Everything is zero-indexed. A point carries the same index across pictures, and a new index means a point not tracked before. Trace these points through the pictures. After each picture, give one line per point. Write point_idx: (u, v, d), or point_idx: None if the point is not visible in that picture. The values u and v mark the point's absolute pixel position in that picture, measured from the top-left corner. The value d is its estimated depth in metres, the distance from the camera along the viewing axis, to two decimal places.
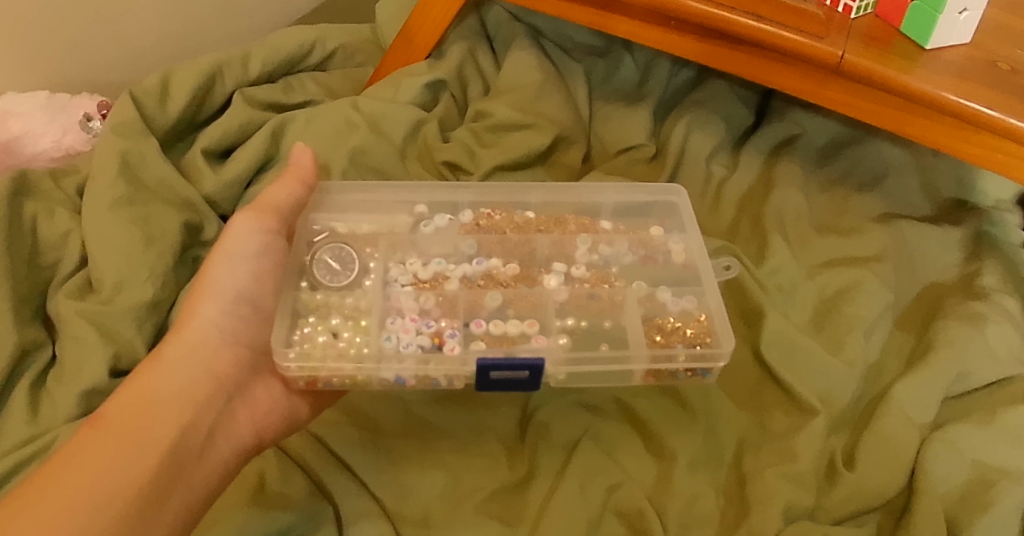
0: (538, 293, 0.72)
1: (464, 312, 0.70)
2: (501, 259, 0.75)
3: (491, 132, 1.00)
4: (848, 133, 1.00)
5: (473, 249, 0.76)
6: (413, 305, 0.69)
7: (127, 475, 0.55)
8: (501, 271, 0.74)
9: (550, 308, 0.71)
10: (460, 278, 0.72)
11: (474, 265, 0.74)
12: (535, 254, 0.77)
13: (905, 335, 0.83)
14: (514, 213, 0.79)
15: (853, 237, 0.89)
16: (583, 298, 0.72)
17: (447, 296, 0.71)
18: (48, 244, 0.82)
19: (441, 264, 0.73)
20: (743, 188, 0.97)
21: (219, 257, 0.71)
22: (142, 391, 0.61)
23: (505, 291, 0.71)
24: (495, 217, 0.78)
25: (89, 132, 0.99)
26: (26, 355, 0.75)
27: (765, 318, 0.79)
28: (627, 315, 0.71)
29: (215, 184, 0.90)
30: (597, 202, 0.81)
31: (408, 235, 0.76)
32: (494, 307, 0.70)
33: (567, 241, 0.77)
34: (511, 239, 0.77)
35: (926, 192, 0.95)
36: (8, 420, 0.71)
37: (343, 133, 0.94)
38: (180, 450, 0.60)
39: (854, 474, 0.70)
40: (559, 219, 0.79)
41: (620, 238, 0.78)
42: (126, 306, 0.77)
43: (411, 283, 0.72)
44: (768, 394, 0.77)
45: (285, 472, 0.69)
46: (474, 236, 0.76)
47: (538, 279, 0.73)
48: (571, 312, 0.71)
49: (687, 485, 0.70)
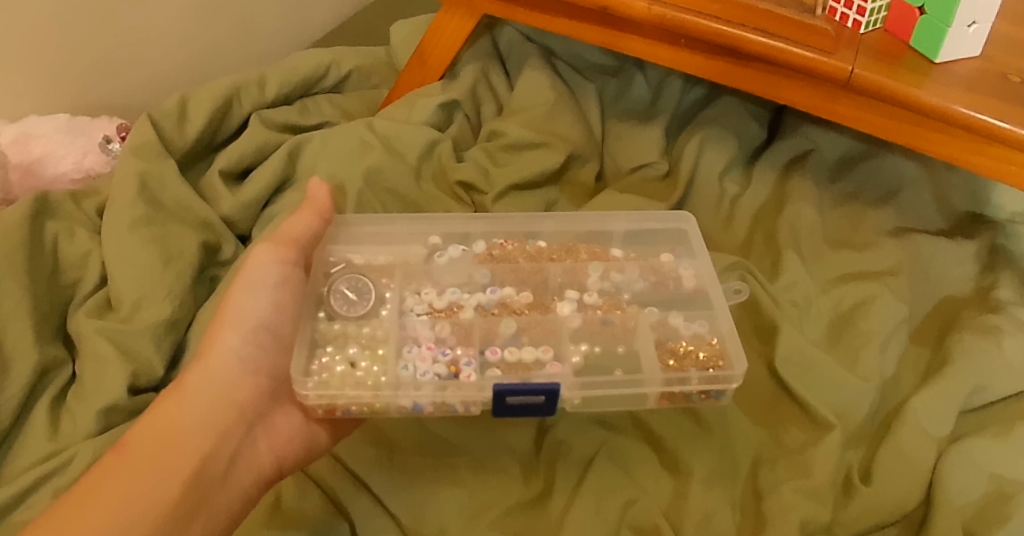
0: (552, 320, 0.72)
1: (479, 340, 0.70)
2: (514, 287, 0.76)
3: (504, 152, 1.00)
4: (860, 148, 1.00)
5: (487, 278, 0.77)
6: (429, 333, 0.70)
7: (149, 504, 0.55)
8: (514, 300, 0.74)
9: (562, 336, 0.71)
10: (475, 306, 0.73)
11: (486, 294, 0.74)
12: (547, 283, 0.77)
13: (921, 349, 0.82)
14: (526, 243, 0.80)
15: (866, 252, 0.89)
16: (596, 324, 0.72)
17: (462, 325, 0.71)
18: (69, 264, 0.83)
19: (455, 294, 0.74)
20: (755, 205, 0.97)
21: (240, 287, 0.71)
22: (165, 419, 0.61)
23: (519, 319, 0.72)
24: (507, 247, 0.79)
25: (109, 155, 1.01)
26: (47, 373, 0.76)
27: (780, 334, 0.79)
28: (639, 340, 0.71)
29: (233, 204, 0.91)
30: (609, 231, 0.81)
31: (423, 266, 0.77)
32: (509, 335, 0.71)
33: (579, 269, 0.77)
34: (523, 267, 0.77)
35: (939, 206, 0.95)
36: (30, 438, 0.72)
37: (359, 153, 0.95)
38: (201, 478, 0.60)
39: (870, 489, 0.69)
40: (571, 248, 0.80)
41: (631, 265, 0.78)
42: (144, 324, 0.77)
43: (427, 312, 0.72)
44: (784, 409, 0.76)
45: (301, 488, 0.70)
46: (490, 266, 0.77)
47: (551, 306, 0.74)
48: (584, 338, 0.72)
49: (703, 500, 0.69)
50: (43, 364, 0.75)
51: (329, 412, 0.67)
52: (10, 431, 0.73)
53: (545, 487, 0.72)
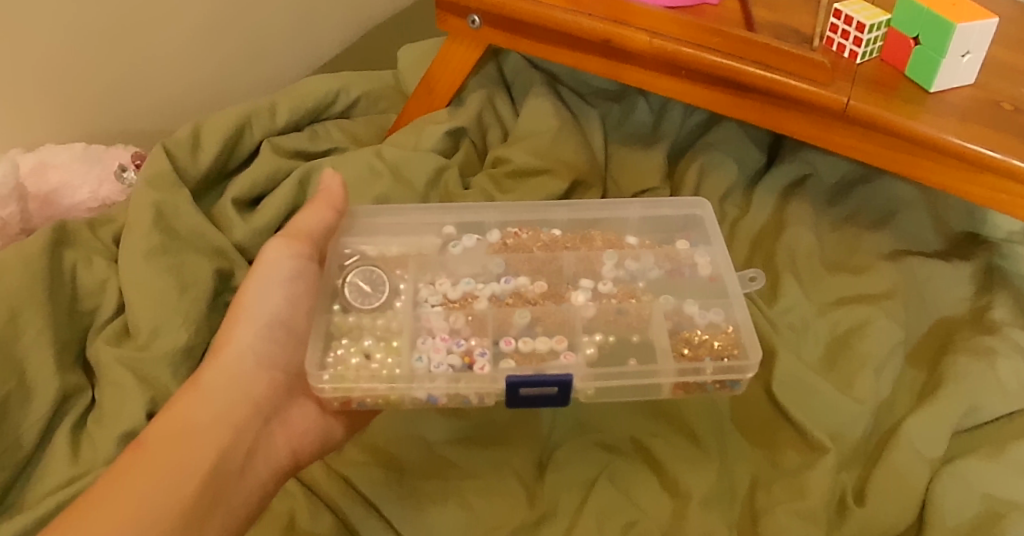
0: (566, 310, 0.74)
1: (494, 330, 0.72)
2: (528, 276, 0.78)
3: (509, 178, 1.03)
4: (859, 172, 1.03)
5: (501, 268, 0.78)
6: (444, 325, 0.72)
7: (174, 490, 0.58)
8: (529, 289, 0.76)
9: (575, 323, 0.73)
10: (489, 295, 0.75)
11: (501, 283, 0.76)
12: (562, 272, 0.79)
13: (916, 371, 0.84)
14: (541, 232, 0.82)
15: (863, 275, 0.91)
16: (610, 314, 0.74)
17: (477, 315, 0.73)
18: (87, 291, 0.86)
19: (469, 284, 0.75)
20: (755, 227, 1.00)
21: (254, 282, 0.74)
22: (184, 413, 0.64)
23: (533, 309, 0.73)
24: (522, 236, 0.81)
25: (123, 182, 1.04)
26: (67, 400, 0.79)
27: (777, 359, 0.80)
28: (654, 329, 0.73)
29: (246, 231, 0.94)
30: (620, 217, 0.84)
31: (437, 257, 0.79)
32: (520, 322, 0.73)
33: (593, 257, 0.80)
34: (538, 255, 0.79)
35: (937, 227, 0.98)
36: (52, 463, 0.74)
37: (368, 180, 0.98)
38: (222, 467, 0.63)
39: (864, 509, 0.71)
40: (585, 236, 0.82)
41: (646, 253, 0.80)
42: (161, 351, 0.80)
43: (441, 303, 0.74)
44: (780, 432, 0.77)
45: (314, 512, 0.72)
46: (505, 255, 0.79)
47: (566, 295, 0.76)
48: (599, 328, 0.73)
49: (703, 522, 0.70)
50: (63, 391, 0.78)
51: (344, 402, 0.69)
52: (31, 457, 0.75)
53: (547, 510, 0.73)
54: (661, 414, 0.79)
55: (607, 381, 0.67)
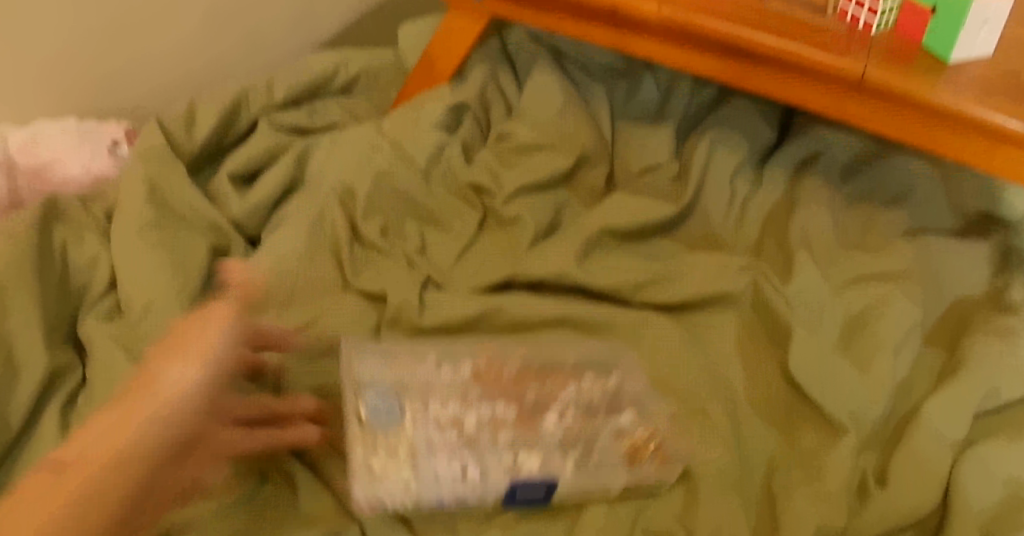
0: (538, 432, 0.72)
1: (485, 443, 0.70)
2: (502, 402, 0.74)
3: (514, 154, 1.00)
4: (872, 149, 1.00)
5: (479, 395, 0.75)
6: (441, 441, 0.70)
7: (145, 461, 0.53)
8: (504, 417, 0.73)
9: (544, 443, 0.71)
10: (475, 418, 0.72)
11: (481, 409, 0.73)
12: (525, 400, 0.75)
13: (934, 354, 0.81)
14: (500, 366, 0.78)
15: (880, 253, 0.89)
16: (574, 435, 0.72)
17: (468, 433, 0.71)
18: (79, 269, 0.83)
19: (459, 409, 0.73)
20: (766, 206, 0.97)
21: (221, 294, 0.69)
22: (165, 371, 0.58)
23: (515, 432, 0.72)
24: (491, 368, 0.77)
25: (116, 158, 1.01)
26: (57, 378, 0.76)
27: (794, 338, 0.77)
28: (603, 443, 0.72)
29: (242, 208, 0.91)
30: (580, 359, 0.80)
31: (424, 380, 0.75)
32: (501, 444, 0.70)
33: (551, 387, 0.76)
34: (511, 386, 0.76)
35: (953, 207, 0.96)
36: (38, 444, 0.70)
37: (368, 157, 0.95)
38: (187, 443, 0.58)
39: (885, 494, 0.67)
40: (550, 369, 0.78)
41: (587, 382, 0.77)
42: (154, 328, 0.77)
43: (438, 426, 0.71)
44: (801, 413, 0.75)
45: (314, 489, 0.70)
46: (481, 386, 0.75)
47: (537, 421, 0.73)
48: (565, 446, 0.71)
49: (716, 508, 0.68)
50: (52, 370, 0.75)
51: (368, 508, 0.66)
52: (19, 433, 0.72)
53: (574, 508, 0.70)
54: (671, 393, 0.78)
55: (576, 478, 0.69)
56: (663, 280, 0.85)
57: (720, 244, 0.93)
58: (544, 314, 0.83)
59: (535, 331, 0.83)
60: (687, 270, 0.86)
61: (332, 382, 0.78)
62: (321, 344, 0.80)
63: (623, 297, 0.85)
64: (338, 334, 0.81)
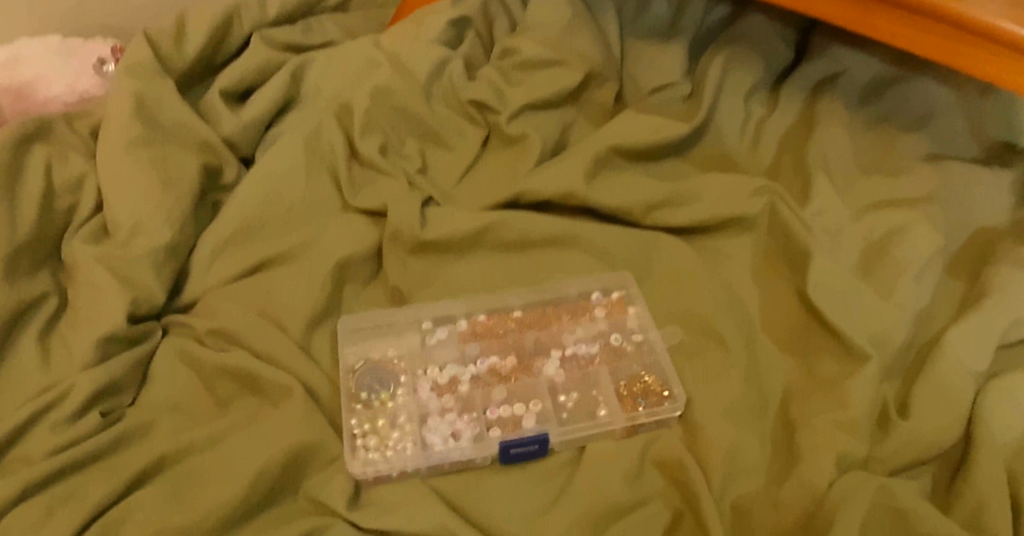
0: (537, 382, 0.72)
1: (481, 403, 0.70)
2: (499, 356, 0.74)
3: (519, 70, 0.94)
4: (894, 72, 0.93)
5: (477, 352, 0.74)
6: (436, 406, 0.69)
7: None
8: (501, 366, 0.72)
9: (542, 388, 0.71)
10: (469, 379, 0.71)
11: (475, 366, 0.73)
12: (526, 347, 0.75)
13: (957, 282, 0.78)
14: (501, 316, 0.76)
15: (895, 178, 0.85)
16: (577, 374, 0.72)
17: (463, 396, 0.70)
18: (62, 188, 0.79)
19: (455, 367, 0.72)
20: (783, 128, 0.92)
21: None
22: None
23: (509, 386, 0.71)
24: (490, 322, 0.76)
25: (104, 76, 0.95)
26: (33, 305, 0.72)
27: (813, 260, 0.74)
28: (603, 383, 0.72)
29: (234, 125, 0.87)
30: (577, 293, 0.78)
31: (420, 349, 0.74)
32: (496, 401, 0.70)
33: (554, 334, 0.75)
34: (508, 334, 0.75)
35: (973, 133, 0.89)
36: (21, 370, 0.69)
37: (365, 71, 0.92)
38: None
39: (908, 423, 0.64)
40: (547, 316, 0.77)
41: (592, 323, 0.76)
42: (144, 250, 0.74)
43: (434, 389, 0.71)
44: (816, 336, 0.72)
45: (302, 413, 0.65)
46: (477, 342, 0.75)
47: (536, 368, 0.73)
48: (566, 387, 0.72)
49: (730, 434, 0.65)
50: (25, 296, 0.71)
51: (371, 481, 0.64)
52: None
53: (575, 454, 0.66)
54: (680, 318, 0.75)
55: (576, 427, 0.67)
56: (675, 201, 0.81)
57: (734, 166, 0.89)
58: (547, 232, 0.79)
59: (540, 250, 0.80)
60: (701, 191, 0.81)
61: (332, 306, 0.76)
62: (320, 266, 0.77)
63: (634, 220, 0.81)
64: (336, 255, 0.78)
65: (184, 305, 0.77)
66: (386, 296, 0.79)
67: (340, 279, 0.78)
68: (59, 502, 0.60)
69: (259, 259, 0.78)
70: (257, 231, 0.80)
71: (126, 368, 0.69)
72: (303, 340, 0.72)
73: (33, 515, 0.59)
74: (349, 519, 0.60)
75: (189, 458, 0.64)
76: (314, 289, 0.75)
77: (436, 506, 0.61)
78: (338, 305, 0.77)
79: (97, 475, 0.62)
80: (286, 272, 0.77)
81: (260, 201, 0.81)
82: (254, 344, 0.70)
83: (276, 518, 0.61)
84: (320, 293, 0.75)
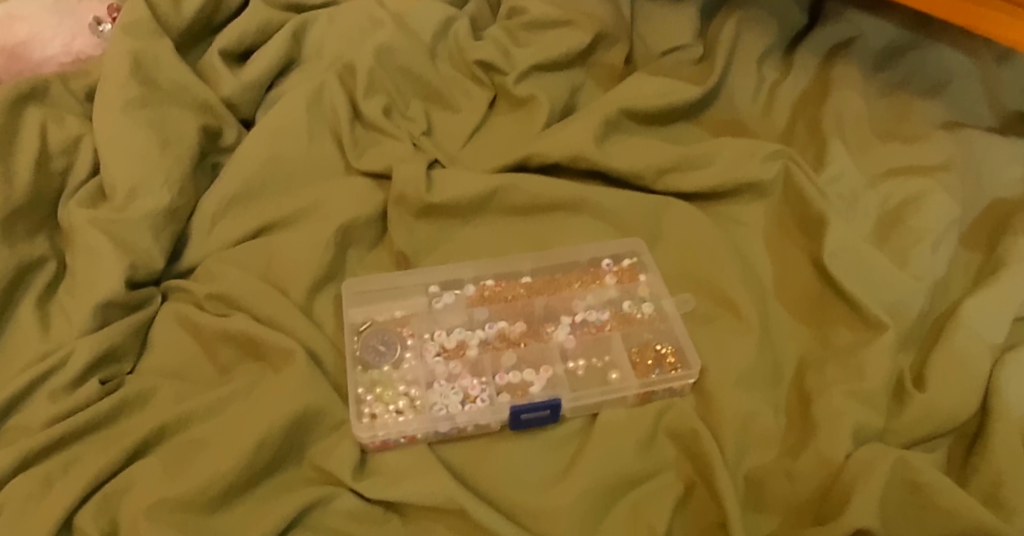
0: (547, 347, 0.70)
1: (490, 367, 0.69)
2: (509, 321, 0.72)
3: (525, 31, 0.92)
4: (911, 36, 0.89)
5: (486, 317, 0.72)
6: (443, 370, 0.68)
7: None
8: (511, 330, 0.71)
9: (553, 354, 0.70)
10: (478, 343, 0.70)
11: (484, 330, 0.71)
12: (535, 313, 0.73)
13: (972, 252, 0.76)
14: (510, 283, 0.75)
15: (915, 144, 0.82)
16: (587, 343, 0.71)
17: (472, 361, 0.69)
18: (57, 149, 0.76)
19: (463, 331, 0.71)
20: (797, 91, 0.89)
21: None
22: None
23: (519, 352, 0.70)
24: (499, 287, 0.74)
25: (101, 36, 0.90)
26: (28, 272, 0.71)
27: (829, 227, 0.72)
28: (615, 352, 0.70)
29: (234, 86, 0.84)
30: (588, 259, 0.77)
31: (427, 311, 0.72)
32: (505, 367, 0.69)
33: (564, 299, 0.74)
34: (517, 299, 0.73)
35: (990, 102, 0.86)
36: (18, 338, 0.67)
37: (368, 31, 0.89)
38: None
39: (925, 395, 0.63)
40: (557, 281, 0.75)
41: (603, 289, 0.74)
42: (141, 213, 0.72)
43: (441, 353, 0.69)
44: (831, 306, 0.71)
45: (307, 381, 0.63)
46: (486, 307, 0.73)
47: (546, 334, 0.71)
48: (576, 354, 0.70)
49: (744, 404, 0.64)
50: (19, 263, 0.70)
51: (378, 447, 0.63)
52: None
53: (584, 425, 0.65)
54: (693, 284, 0.74)
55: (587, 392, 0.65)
56: (687, 165, 0.79)
57: (747, 131, 0.87)
58: (557, 196, 0.78)
59: (548, 215, 0.79)
60: (713, 154, 0.79)
61: (338, 271, 0.75)
62: (323, 229, 0.75)
63: (645, 184, 0.80)
64: (341, 218, 0.76)
65: (184, 270, 0.75)
66: (391, 260, 0.77)
67: (344, 243, 0.76)
68: (59, 470, 0.59)
69: (264, 223, 0.77)
70: (259, 192, 0.78)
71: (125, 335, 0.67)
72: (307, 306, 0.71)
73: (31, 485, 0.58)
74: (354, 488, 0.59)
75: (190, 426, 0.63)
76: (316, 253, 0.73)
77: (443, 473, 0.60)
78: (342, 271, 0.75)
79: (97, 444, 0.61)
80: (288, 236, 0.75)
81: (262, 163, 0.79)
82: (257, 309, 0.69)
83: (281, 487, 0.60)
84: (323, 257, 0.73)
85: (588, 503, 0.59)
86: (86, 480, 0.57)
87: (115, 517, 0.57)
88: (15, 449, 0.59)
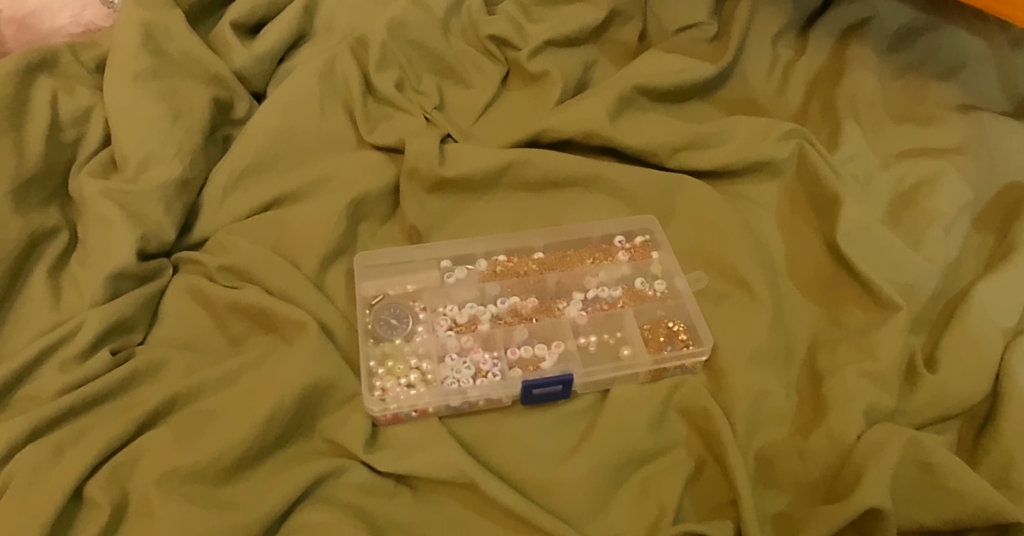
0: (558, 322, 0.70)
1: (502, 342, 0.69)
2: (521, 296, 0.72)
3: (539, 6, 0.91)
4: (925, 19, 0.87)
5: (498, 291, 0.72)
6: (455, 344, 0.68)
7: None
8: (523, 305, 0.71)
9: (564, 329, 0.70)
10: (490, 318, 0.70)
11: (497, 305, 0.71)
12: (547, 288, 0.73)
13: (985, 234, 0.75)
14: (523, 257, 0.75)
15: (931, 126, 0.81)
16: (599, 320, 0.71)
17: (484, 335, 0.69)
18: (69, 120, 0.76)
19: (474, 306, 0.71)
20: (813, 70, 0.88)
21: None
22: None
23: (531, 327, 0.70)
24: (511, 262, 0.74)
25: (110, 7, 0.88)
26: (39, 242, 0.71)
27: (843, 207, 0.72)
28: (628, 329, 0.70)
29: (247, 58, 0.83)
30: (600, 235, 0.77)
31: (439, 285, 0.73)
32: (517, 341, 0.69)
33: (577, 275, 0.74)
34: (529, 275, 0.73)
35: (1005, 87, 0.85)
36: (29, 309, 0.68)
37: (380, 5, 0.89)
38: None
39: (935, 377, 0.63)
40: (569, 256, 0.75)
41: (615, 266, 0.74)
42: (152, 184, 0.71)
43: (453, 328, 0.69)
44: (844, 287, 0.70)
45: (318, 353, 0.63)
46: (498, 282, 0.73)
47: (558, 310, 0.71)
48: (588, 330, 0.70)
49: (755, 381, 0.64)
50: (31, 234, 0.70)
51: (390, 420, 0.63)
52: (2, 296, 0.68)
53: (595, 401, 0.66)
54: (705, 262, 0.74)
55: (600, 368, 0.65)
56: (700, 143, 0.79)
57: (759, 110, 0.86)
58: (570, 173, 0.78)
59: (561, 191, 0.79)
60: (726, 133, 0.79)
61: (350, 244, 0.75)
62: (336, 202, 0.75)
63: (658, 161, 0.80)
64: (353, 192, 0.76)
65: (196, 242, 0.75)
66: (403, 235, 0.77)
67: (355, 216, 0.76)
68: (70, 440, 0.59)
69: (275, 195, 0.77)
70: (271, 165, 0.79)
71: (136, 305, 0.68)
72: (318, 280, 0.71)
73: (41, 455, 0.58)
74: (365, 460, 0.60)
75: (201, 397, 0.63)
76: (328, 225, 0.73)
77: (453, 447, 0.60)
78: (353, 245, 0.75)
79: (107, 414, 0.61)
80: (300, 209, 0.75)
81: (275, 136, 0.79)
82: (268, 282, 0.69)
83: (292, 459, 0.61)
84: (335, 230, 0.73)
85: (599, 478, 0.59)
86: (97, 449, 0.58)
87: (125, 487, 0.58)
88: (25, 418, 0.59)
